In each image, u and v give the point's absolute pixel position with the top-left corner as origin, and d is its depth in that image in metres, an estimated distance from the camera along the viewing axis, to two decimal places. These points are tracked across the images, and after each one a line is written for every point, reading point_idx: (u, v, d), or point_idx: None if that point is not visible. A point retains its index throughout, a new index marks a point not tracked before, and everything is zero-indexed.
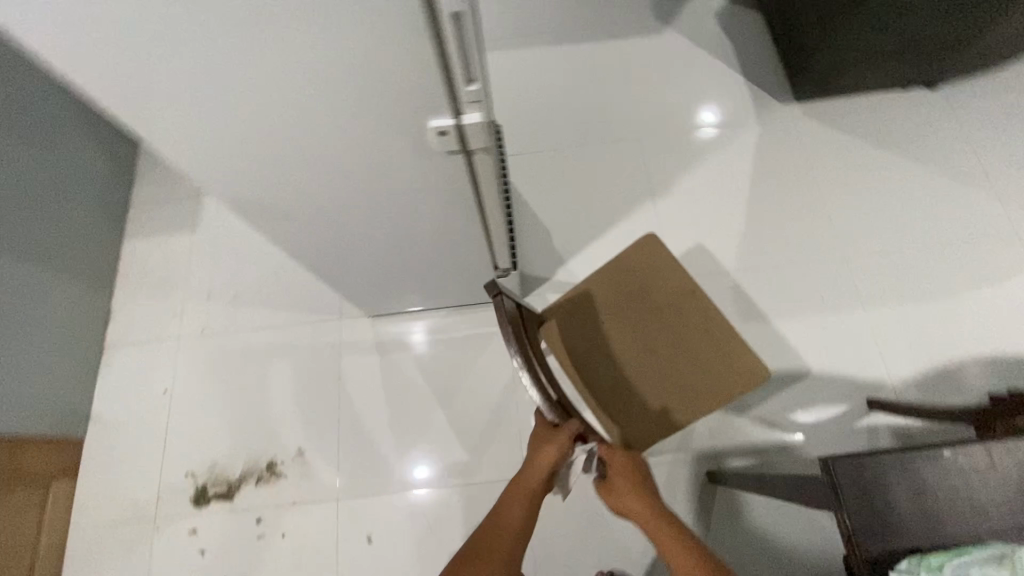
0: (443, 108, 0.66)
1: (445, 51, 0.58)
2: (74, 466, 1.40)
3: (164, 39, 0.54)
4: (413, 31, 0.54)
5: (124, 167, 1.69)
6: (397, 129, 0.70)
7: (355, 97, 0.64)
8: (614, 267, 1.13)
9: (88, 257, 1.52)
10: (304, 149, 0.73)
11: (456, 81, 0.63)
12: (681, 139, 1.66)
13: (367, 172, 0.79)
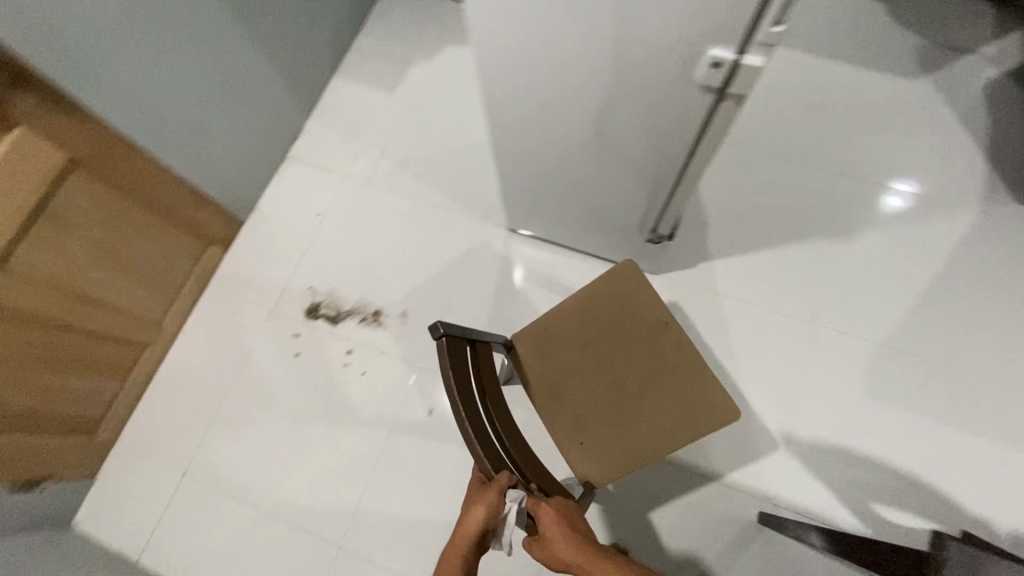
0: (734, 37, 0.67)
1: None
2: (230, 239, 1.61)
3: None
4: None
5: (358, 14, 1.85)
6: (676, 46, 0.72)
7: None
8: (590, 293, 1.10)
9: (305, 75, 1.70)
10: (578, 33, 0.77)
11: (764, 17, 0.64)
12: (884, 192, 1.54)
13: (617, 79, 0.82)
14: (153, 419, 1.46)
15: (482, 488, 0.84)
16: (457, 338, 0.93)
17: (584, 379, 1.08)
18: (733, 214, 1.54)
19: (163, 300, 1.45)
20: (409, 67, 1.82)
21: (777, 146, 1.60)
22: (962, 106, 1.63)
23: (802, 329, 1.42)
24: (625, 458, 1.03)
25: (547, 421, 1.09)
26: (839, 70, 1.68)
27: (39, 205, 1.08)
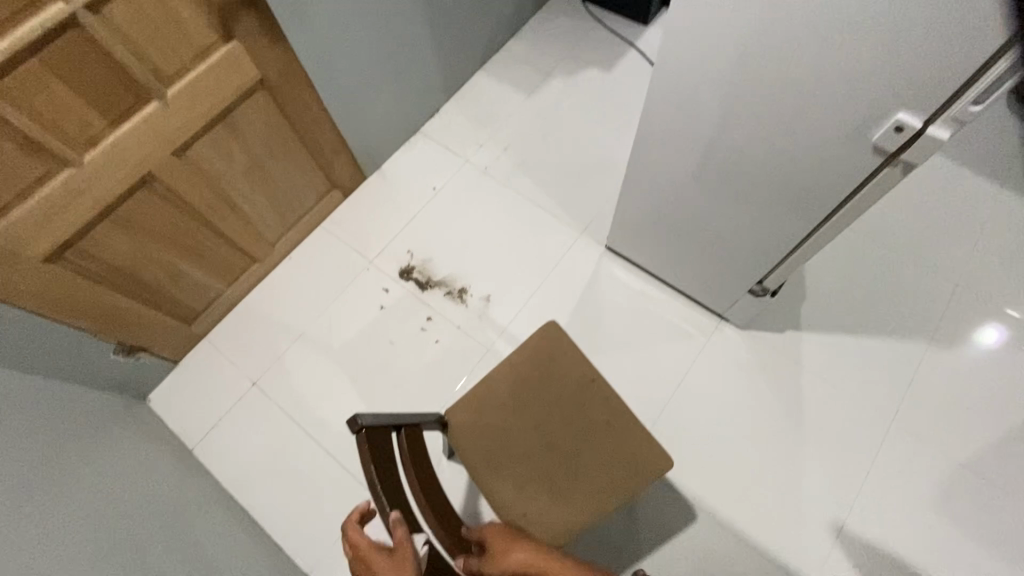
0: (926, 106, 0.70)
1: (993, 62, 0.62)
2: (350, 189, 1.74)
3: None
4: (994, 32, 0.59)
5: (516, 20, 1.98)
6: (862, 102, 0.75)
7: (871, 53, 0.69)
8: (516, 355, 1.05)
9: (457, 62, 1.83)
10: (762, 75, 0.81)
11: (965, 94, 0.66)
12: (1001, 313, 1.47)
13: (788, 122, 0.84)
14: (241, 329, 1.58)
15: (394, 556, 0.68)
16: (381, 425, 0.76)
17: (521, 442, 1.02)
18: (834, 294, 1.51)
19: (281, 225, 1.58)
20: (549, 78, 1.93)
21: (895, 240, 1.57)
22: None
23: (881, 426, 1.37)
24: (563, 527, 0.98)
25: (489, 495, 1.01)
26: (978, 182, 1.64)
27: (225, 111, 1.22)
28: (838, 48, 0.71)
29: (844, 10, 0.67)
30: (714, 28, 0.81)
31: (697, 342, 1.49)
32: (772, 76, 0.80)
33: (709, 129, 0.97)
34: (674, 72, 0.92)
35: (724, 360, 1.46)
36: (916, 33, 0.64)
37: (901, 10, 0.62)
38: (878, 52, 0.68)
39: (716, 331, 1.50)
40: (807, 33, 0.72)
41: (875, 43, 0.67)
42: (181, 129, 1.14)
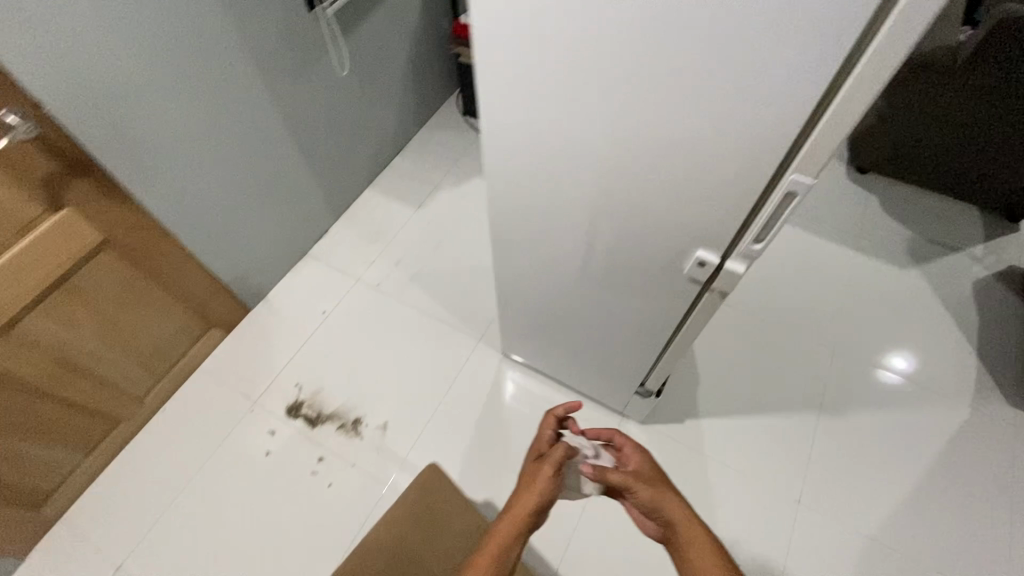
0: (718, 245, 0.74)
1: (757, 211, 0.68)
2: (232, 325, 1.65)
3: (564, 113, 0.70)
4: (748, 188, 0.65)
5: (399, 138, 2.05)
6: (668, 240, 0.79)
7: (666, 198, 0.72)
8: (396, 512, 1.02)
9: (340, 186, 1.85)
10: (581, 215, 0.85)
11: (745, 236, 0.72)
12: (875, 375, 1.56)
13: (615, 252, 0.88)
14: (104, 502, 1.39)
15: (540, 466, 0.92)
16: None
17: None
18: (725, 374, 1.55)
19: (149, 378, 1.45)
20: (436, 190, 1.98)
21: (772, 314, 1.66)
22: (953, 299, 1.70)
23: (790, 507, 1.37)
24: None
25: None
26: (834, 251, 1.79)
27: (62, 278, 1.14)
28: (634, 194, 0.75)
29: (626, 167, 0.71)
30: (531, 173, 0.83)
31: None
32: (591, 214, 0.83)
33: (556, 255, 0.99)
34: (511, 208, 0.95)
35: None
36: (695, 183, 0.68)
37: (670, 167, 0.68)
38: (670, 198, 0.72)
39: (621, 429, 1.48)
40: (605, 183, 0.76)
41: (665, 189, 0.71)
42: (11, 300, 1.05)
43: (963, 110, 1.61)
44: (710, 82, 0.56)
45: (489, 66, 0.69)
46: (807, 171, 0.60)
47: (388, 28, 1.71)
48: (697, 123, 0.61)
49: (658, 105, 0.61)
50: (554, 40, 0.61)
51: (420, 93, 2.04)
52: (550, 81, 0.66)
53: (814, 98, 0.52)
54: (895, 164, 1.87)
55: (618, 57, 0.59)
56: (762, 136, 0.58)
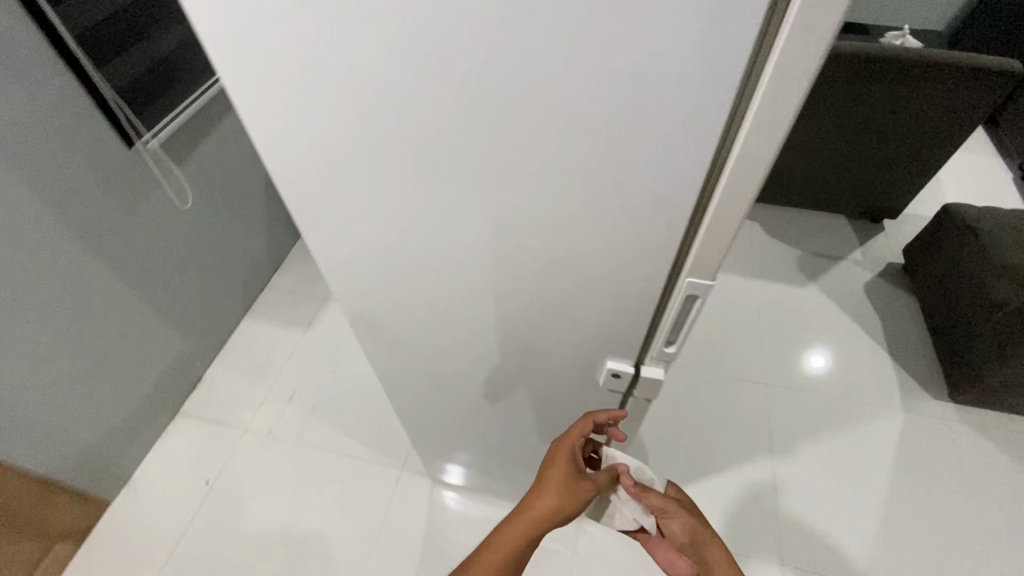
0: (631, 348, 0.66)
1: (661, 314, 0.60)
2: (88, 529, 1.31)
3: (420, 232, 0.59)
4: (646, 289, 0.57)
5: (276, 254, 1.86)
6: (577, 344, 0.69)
7: (559, 303, 0.63)
8: None
9: (211, 323, 1.61)
10: (475, 330, 0.73)
11: (655, 338, 0.64)
12: (810, 398, 1.54)
13: (524, 360, 0.77)
14: None
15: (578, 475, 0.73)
16: None
17: None
18: (669, 435, 1.47)
19: None
20: (327, 302, 1.80)
21: (698, 358, 1.63)
22: (853, 305, 1.76)
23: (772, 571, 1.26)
24: None
25: None
26: (736, 283, 1.82)
27: None
28: (525, 302, 0.65)
29: (508, 278, 0.62)
30: (404, 297, 0.71)
31: (564, 557, 1.29)
32: (485, 328, 0.72)
33: (459, 372, 0.86)
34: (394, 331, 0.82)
35: (599, 567, 1.27)
36: (588, 287, 0.59)
37: (554, 272, 0.59)
38: (565, 303, 0.63)
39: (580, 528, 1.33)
40: (489, 296, 0.66)
41: (557, 297, 0.62)
42: None
43: (808, 135, 1.74)
44: (571, 187, 0.48)
45: (311, 199, 0.58)
46: (704, 271, 0.52)
47: (235, 148, 1.55)
48: (569, 228, 0.52)
49: (520, 216, 0.53)
50: (380, 164, 0.51)
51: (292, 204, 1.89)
52: (391, 204, 0.56)
53: (692, 194, 0.46)
54: (765, 190, 1.99)
55: (460, 174, 0.50)
56: (646, 234, 0.51)
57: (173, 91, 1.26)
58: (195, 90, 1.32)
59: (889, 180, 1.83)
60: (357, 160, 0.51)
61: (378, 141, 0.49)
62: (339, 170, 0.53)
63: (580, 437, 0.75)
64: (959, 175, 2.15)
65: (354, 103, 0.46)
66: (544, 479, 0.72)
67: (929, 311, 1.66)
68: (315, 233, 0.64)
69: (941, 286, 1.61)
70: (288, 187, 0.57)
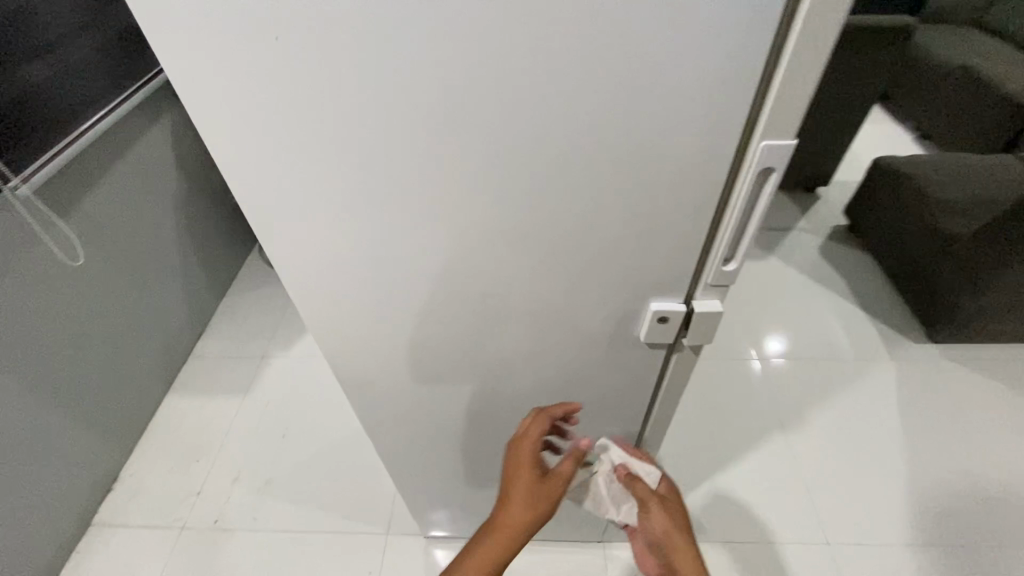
0: (680, 283, 0.55)
1: (720, 218, 0.48)
2: None
3: (406, 166, 0.45)
4: (702, 187, 0.46)
5: (197, 318, 1.61)
6: (610, 296, 0.57)
7: (587, 236, 0.50)
8: None
9: (126, 406, 1.33)
10: (479, 307, 0.59)
11: (710, 257, 0.52)
12: (802, 369, 1.50)
13: (542, 339, 0.63)
14: None
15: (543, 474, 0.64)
16: None
17: None
18: (677, 436, 1.37)
19: None
20: (266, 361, 1.56)
21: None
22: (814, 271, 1.78)
23: (820, 553, 1.16)
24: None
25: None
26: None
27: None
28: (544, 250, 0.52)
29: (523, 216, 0.49)
30: (382, 272, 0.56)
31: None
32: (496, 299, 0.58)
33: (459, 375, 0.70)
34: (369, 333, 0.65)
35: None
36: (629, 201, 0.47)
37: (581, 195, 0.46)
38: (595, 232, 0.50)
39: (609, 555, 1.15)
40: (500, 250, 0.52)
41: (586, 232, 0.50)
42: None
43: None
44: (612, 33, 0.36)
45: (240, 120, 0.42)
46: (783, 132, 0.41)
47: (136, 195, 1.33)
48: (607, 107, 0.40)
49: (541, 97, 0.40)
50: (332, 27, 0.37)
51: (210, 258, 1.65)
52: (355, 106, 0.41)
53: (775, 9, 0.35)
54: None
55: (454, 31, 0.37)
56: (712, 99, 0.39)
57: (47, 125, 1.03)
58: (63, 137, 1.07)
59: (818, 148, 1.91)
60: (300, 25, 0.37)
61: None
62: (269, 48, 0.38)
63: (534, 439, 0.65)
64: (867, 142, 2.31)
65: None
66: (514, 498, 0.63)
67: (884, 264, 1.71)
68: (249, 185, 0.47)
69: (890, 234, 1.67)
70: (193, 98, 0.41)
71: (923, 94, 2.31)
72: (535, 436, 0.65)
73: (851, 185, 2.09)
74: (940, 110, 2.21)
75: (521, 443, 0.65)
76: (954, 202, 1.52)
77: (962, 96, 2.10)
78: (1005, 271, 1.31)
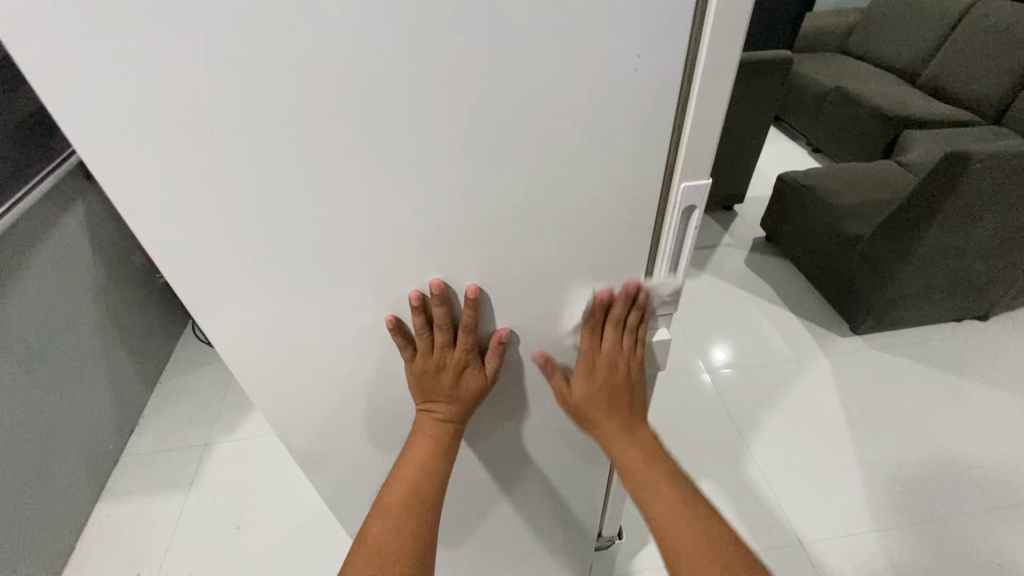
0: None
1: (655, 252, 0.52)
2: None
3: (352, 238, 0.46)
4: (636, 228, 0.50)
5: (127, 413, 1.48)
6: (565, 336, 0.59)
7: (534, 278, 0.52)
8: None
9: (48, 525, 1.18)
10: None
11: (653, 290, 0.56)
12: (750, 374, 1.58)
13: (504, 383, 0.64)
14: None
15: (465, 373, 0.58)
16: None
17: None
18: None
19: None
20: (210, 447, 1.45)
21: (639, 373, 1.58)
22: (744, 282, 1.90)
23: (797, 555, 1.19)
24: None
25: None
26: None
27: None
28: (498, 298, 0.54)
29: (474, 272, 0.51)
30: (334, 335, 0.55)
31: None
32: None
33: None
34: (325, 399, 0.63)
35: None
36: (570, 244, 0.50)
37: (526, 244, 0.49)
38: (543, 274, 0.52)
39: None
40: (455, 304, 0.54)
41: (532, 278, 0.52)
42: None
43: None
44: (538, 102, 0.39)
45: (176, 209, 0.41)
46: (700, 174, 0.46)
47: (49, 291, 1.23)
48: (541, 165, 0.43)
49: (481, 161, 0.42)
50: (268, 117, 0.37)
51: (138, 346, 1.54)
52: (296, 185, 0.41)
53: (678, 73, 0.39)
54: None
55: (393, 108, 0.38)
56: (630, 148, 0.43)
57: None
58: None
59: (729, 170, 2.08)
60: (235, 117, 0.36)
61: (267, 73, 0.35)
62: (204, 139, 0.37)
63: (460, 358, 0.56)
64: (770, 160, 2.54)
65: (226, 9, 0.32)
66: (428, 396, 0.61)
67: (803, 268, 1.86)
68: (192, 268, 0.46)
69: (804, 241, 1.81)
70: (120, 187, 0.39)
71: (810, 114, 2.58)
72: (462, 348, 0.56)
73: (763, 199, 2.28)
74: (827, 126, 2.47)
75: (440, 358, 0.57)
76: (851, 208, 1.69)
77: (842, 112, 2.37)
78: (906, 263, 1.46)
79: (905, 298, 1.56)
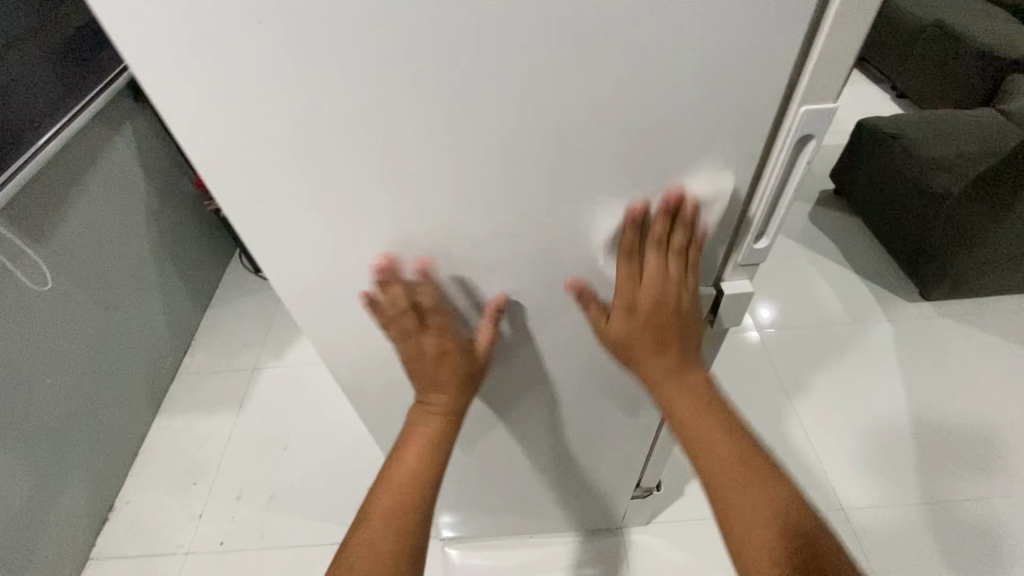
0: (711, 262, 0.54)
1: (754, 190, 0.47)
2: None
3: (424, 156, 0.43)
4: (739, 161, 0.44)
5: (181, 335, 1.54)
6: None
7: (609, 212, 0.48)
8: None
9: (114, 433, 1.28)
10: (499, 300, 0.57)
11: (744, 234, 0.51)
12: (803, 335, 1.51)
13: (564, 328, 0.61)
14: None
15: (449, 355, 0.58)
16: None
17: None
18: None
19: None
20: (257, 372, 1.50)
21: None
22: (805, 237, 1.78)
23: (834, 520, 1.17)
24: None
25: None
26: None
27: None
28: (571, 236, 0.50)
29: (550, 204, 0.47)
30: (395, 266, 0.53)
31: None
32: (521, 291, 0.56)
33: None
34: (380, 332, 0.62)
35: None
36: (659, 177, 0.45)
37: (611, 174, 0.45)
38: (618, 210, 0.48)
39: (626, 541, 1.14)
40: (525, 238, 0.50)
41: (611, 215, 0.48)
42: None
43: None
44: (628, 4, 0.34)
45: (250, 111, 0.40)
46: (825, 96, 0.40)
47: (104, 212, 1.25)
48: (635, 76, 0.38)
49: (574, 71, 0.38)
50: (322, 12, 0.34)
51: (189, 274, 1.58)
52: (351, 92, 0.38)
53: None
54: None
55: (461, 6, 0.34)
56: (727, 61, 0.37)
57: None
58: (21, 152, 0.98)
59: None
60: (282, 14, 0.35)
61: None
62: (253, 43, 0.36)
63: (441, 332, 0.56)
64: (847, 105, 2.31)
65: None
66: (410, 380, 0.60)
67: (874, 225, 1.72)
68: (263, 180, 0.45)
69: (879, 195, 1.66)
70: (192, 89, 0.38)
71: (899, 54, 2.30)
72: (441, 324, 0.56)
73: (835, 149, 2.09)
74: (918, 68, 2.21)
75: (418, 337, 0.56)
76: (941, 160, 1.52)
77: (938, 52, 2.10)
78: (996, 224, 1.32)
79: (989, 262, 1.42)
